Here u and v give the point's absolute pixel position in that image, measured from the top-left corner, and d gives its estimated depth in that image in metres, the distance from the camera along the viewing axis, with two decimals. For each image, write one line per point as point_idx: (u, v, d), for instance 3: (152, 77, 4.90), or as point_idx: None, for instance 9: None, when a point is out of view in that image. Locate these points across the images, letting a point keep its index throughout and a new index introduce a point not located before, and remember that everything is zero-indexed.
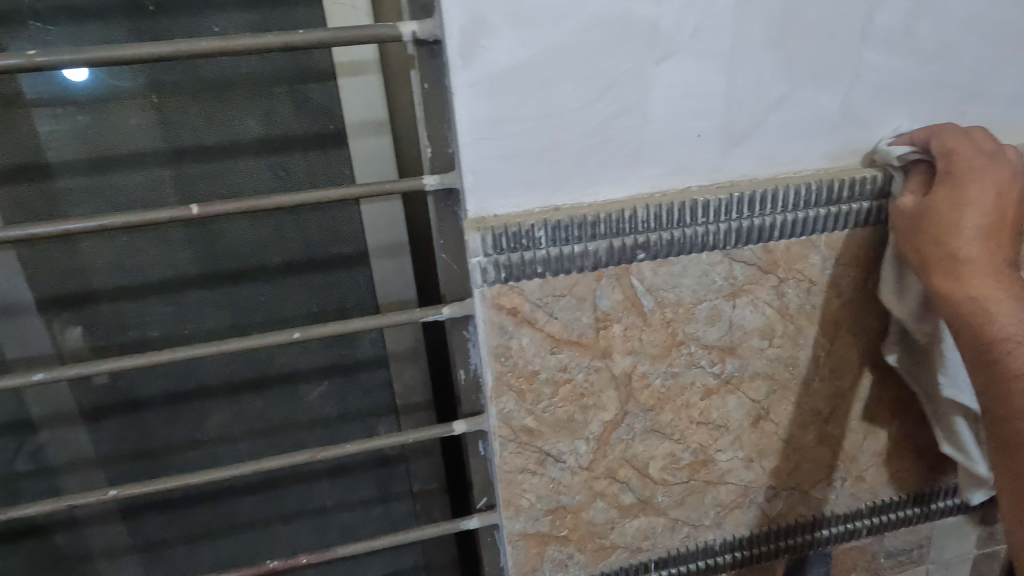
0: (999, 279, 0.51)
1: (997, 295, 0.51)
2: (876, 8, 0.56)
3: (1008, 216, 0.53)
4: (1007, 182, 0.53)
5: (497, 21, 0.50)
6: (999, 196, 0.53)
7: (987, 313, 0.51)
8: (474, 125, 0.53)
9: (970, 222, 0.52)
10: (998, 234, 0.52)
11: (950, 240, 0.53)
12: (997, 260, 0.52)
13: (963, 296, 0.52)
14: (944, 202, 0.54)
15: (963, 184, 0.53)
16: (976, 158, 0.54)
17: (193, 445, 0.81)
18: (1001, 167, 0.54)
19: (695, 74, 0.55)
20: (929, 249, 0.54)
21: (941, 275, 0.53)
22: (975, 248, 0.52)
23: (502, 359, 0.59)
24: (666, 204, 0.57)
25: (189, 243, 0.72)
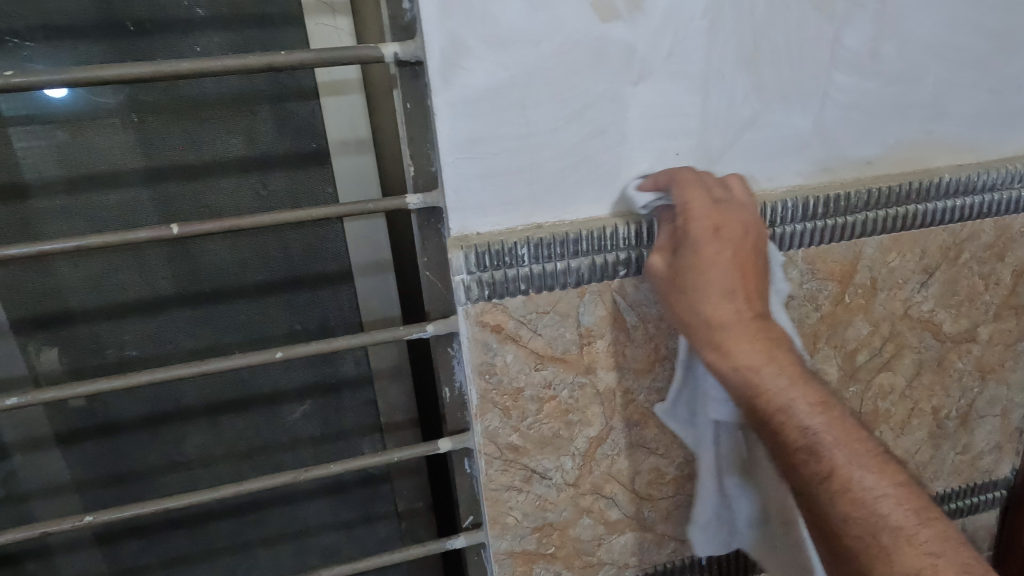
0: (754, 341, 0.50)
1: (757, 360, 0.50)
2: (843, 31, 0.58)
3: (747, 267, 0.52)
4: (738, 237, 0.52)
5: (476, 43, 0.50)
6: (730, 251, 0.51)
7: (753, 383, 0.50)
8: (455, 144, 0.53)
9: (711, 288, 0.51)
10: (739, 292, 0.51)
11: (702, 308, 0.51)
12: (745, 320, 0.51)
13: (728, 368, 0.51)
14: (691, 265, 0.52)
15: (703, 247, 0.51)
16: (707, 213, 0.52)
17: (171, 468, 0.80)
18: (731, 218, 0.52)
19: (670, 95, 0.56)
20: (688, 319, 0.52)
21: (707, 346, 0.52)
22: (724, 311, 0.51)
23: (487, 376, 0.59)
24: (648, 221, 0.58)
25: (168, 263, 0.71)
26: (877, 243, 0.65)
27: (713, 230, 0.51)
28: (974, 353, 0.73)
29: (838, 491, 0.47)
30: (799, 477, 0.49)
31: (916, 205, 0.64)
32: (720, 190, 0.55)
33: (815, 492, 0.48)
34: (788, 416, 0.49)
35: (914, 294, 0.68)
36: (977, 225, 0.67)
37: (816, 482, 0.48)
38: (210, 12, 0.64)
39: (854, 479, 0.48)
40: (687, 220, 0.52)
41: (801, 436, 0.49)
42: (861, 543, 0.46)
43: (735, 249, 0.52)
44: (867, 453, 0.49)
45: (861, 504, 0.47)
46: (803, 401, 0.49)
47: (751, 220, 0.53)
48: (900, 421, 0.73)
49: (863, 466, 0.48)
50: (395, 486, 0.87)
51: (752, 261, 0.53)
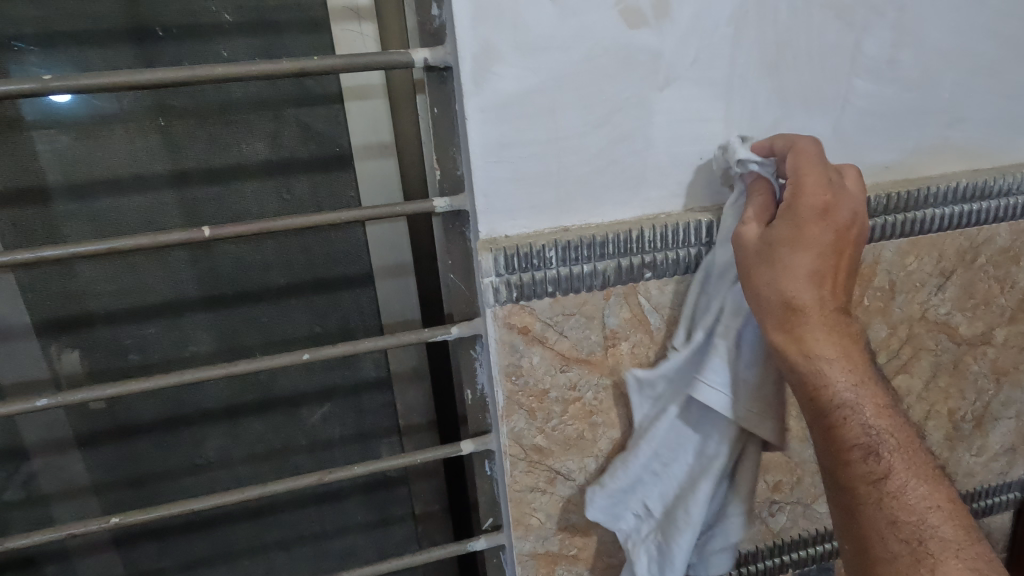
0: (831, 333, 0.52)
1: (833, 352, 0.51)
2: (863, 38, 0.59)
3: (839, 257, 0.52)
4: (845, 226, 0.52)
5: (507, 49, 0.51)
6: (837, 241, 0.52)
7: (826, 375, 0.51)
8: (485, 148, 0.54)
9: (803, 272, 0.51)
10: (829, 282, 0.52)
11: (788, 286, 0.51)
12: (829, 311, 0.52)
13: (798, 352, 0.51)
14: (788, 243, 0.51)
15: (805, 227, 0.51)
16: (826, 195, 0.52)
17: (191, 471, 0.80)
18: (841, 204, 0.52)
19: (695, 101, 0.57)
20: (769, 296, 0.52)
21: (782, 328, 0.52)
22: (810, 296, 0.51)
23: (513, 378, 0.60)
24: (673, 224, 0.59)
25: (192, 266, 0.72)
26: (896, 247, 0.66)
27: (822, 213, 0.51)
28: (989, 356, 0.73)
29: (889, 495, 0.51)
30: (851, 474, 0.52)
31: (933, 209, 0.65)
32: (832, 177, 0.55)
33: (867, 490, 0.52)
34: (854, 415, 0.52)
35: (931, 297, 0.69)
36: (992, 228, 0.68)
37: (866, 481, 0.52)
38: (237, 19, 0.65)
39: (902, 485, 0.52)
40: (793, 199, 0.52)
41: (863, 436, 0.52)
42: (904, 544, 0.50)
43: (835, 236, 0.52)
44: (918, 463, 0.53)
45: (909, 510, 0.51)
46: (873, 403, 0.52)
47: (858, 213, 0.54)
48: (916, 423, 0.74)
49: (913, 477, 0.52)
50: (412, 489, 0.87)
51: (846, 253, 0.53)
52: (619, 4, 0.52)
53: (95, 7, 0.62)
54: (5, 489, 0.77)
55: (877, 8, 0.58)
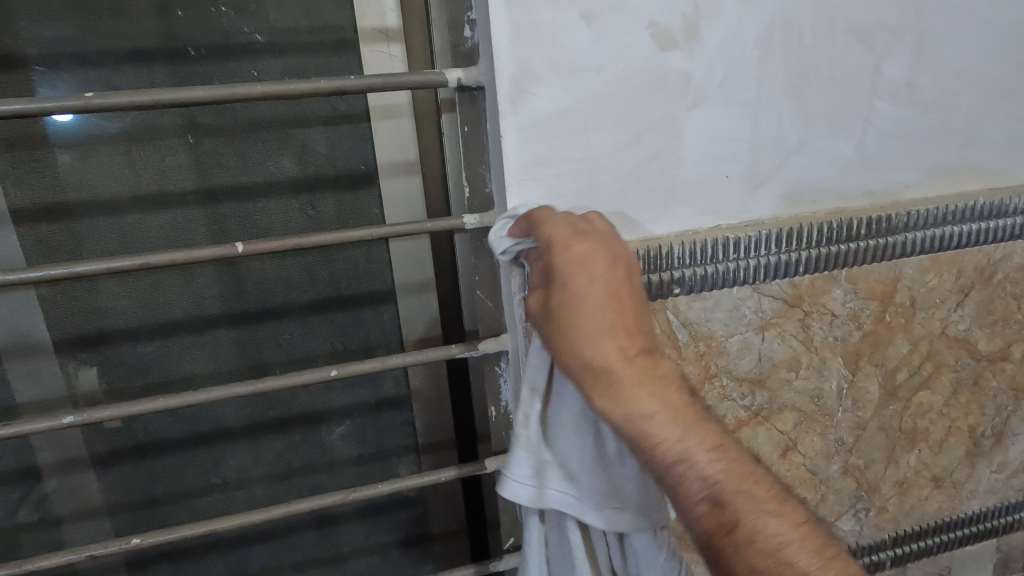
0: (644, 383, 0.48)
1: (650, 405, 0.48)
2: (883, 62, 0.61)
3: (624, 303, 0.49)
4: (608, 268, 0.48)
5: (543, 70, 0.53)
6: (609, 285, 0.49)
7: (643, 431, 0.48)
8: (519, 166, 0.55)
9: (591, 331, 0.48)
10: (620, 329, 0.48)
11: (584, 351, 0.48)
12: (631, 358, 0.48)
13: (620, 415, 0.48)
14: (564, 308, 0.48)
15: (574, 286, 0.48)
16: (575, 245, 0.48)
17: (207, 491, 0.78)
18: (591, 251, 0.48)
19: (723, 121, 0.59)
20: (573, 363, 0.49)
21: (596, 390, 0.48)
22: (607, 355, 0.48)
23: None
24: (701, 241, 0.60)
25: (216, 282, 0.72)
26: (917, 264, 0.66)
27: (581, 265, 0.48)
28: (1007, 372, 0.74)
29: (743, 543, 0.46)
30: (705, 530, 0.48)
31: (952, 227, 0.67)
32: (584, 222, 0.51)
33: (725, 541, 0.47)
34: (687, 467, 0.48)
35: (951, 313, 0.69)
36: (1009, 246, 0.69)
37: (720, 535, 0.47)
38: (270, 39, 0.66)
39: (764, 532, 0.47)
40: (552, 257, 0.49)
41: (702, 487, 0.47)
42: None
43: (603, 279, 0.48)
44: (762, 493, 0.48)
45: (766, 553, 0.46)
46: (699, 445, 0.48)
47: (622, 249, 0.50)
48: (938, 440, 0.74)
49: (761, 513, 0.47)
50: (430, 509, 0.86)
51: (630, 295, 0.49)
52: (652, 26, 0.54)
53: (130, 27, 0.63)
54: (16, 511, 0.75)
55: (895, 32, 0.60)
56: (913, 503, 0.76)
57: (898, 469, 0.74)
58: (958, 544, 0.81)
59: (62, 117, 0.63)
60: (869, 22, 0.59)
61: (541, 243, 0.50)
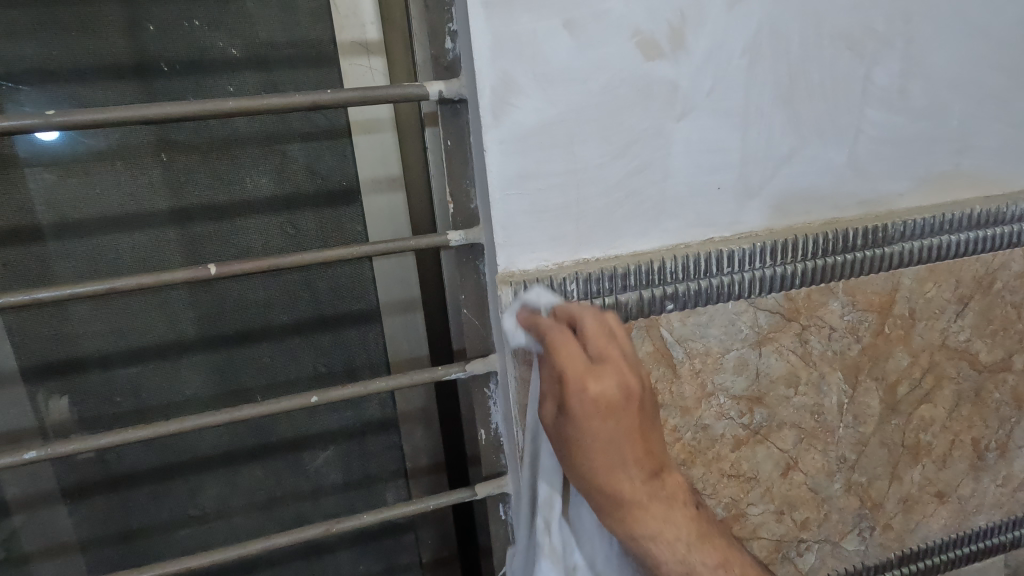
0: (651, 505, 0.51)
1: (661, 529, 0.51)
2: (873, 69, 0.60)
3: (637, 440, 0.49)
4: (625, 408, 0.48)
5: (525, 81, 0.51)
6: (623, 428, 0.49)
7: (652, 548, 0.51)
8: (503, 181, 0.52)
9: (604, 465, 0.49)
10: (634, 462, 0.50)
11: (606, 482, 0.50)
12: (640, 486, 0.50)
13: (624, 534, 0.51)
14: (576, 442, 0.49)
15: (587, 427, 0.48)
16: (587, 386, 0.48)
17: (185, 523, 0.75)
18: (609, 387, 0.48)
19: (713, 131, 0.57)
20: (587, 485, 0.51)
21: (606, 513, 0.51)
22: (623, 484, 0.50)
23: (534, 418, 0.56)
24: (693, 255, 0.58)
25: (192, 305, 0.69)
26: (914, 274, 0.65)
27: (590, 411, 0.48)
28: (1009, 383, 0.72)
29: None
30: None
31: (949, 236, 0.65)
32: (606, 341, 0.50)
33: None
34: None
35: (951, 324, 0.68)
36: (1006, 255, 0.67)
37: None
38: (246, 53, 0.64)
39: None
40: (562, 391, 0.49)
41: None
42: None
43: (618, 420, 0.48)
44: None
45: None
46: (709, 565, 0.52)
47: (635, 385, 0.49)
48: (941, 454, 0.72)
49: None
50: (420, 535, 0.82)
51: (639, 430, 0.50)
52: (636, 36, 0.53)
53: (100, 44, 0.61)
54: None
55: (885, 39, 0.59)
56: (918, 521, 0.74)
57: (901, 486, 0.71)
58: (964, 562, 0.78)
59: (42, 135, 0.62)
60: (858, 29, 0.58)
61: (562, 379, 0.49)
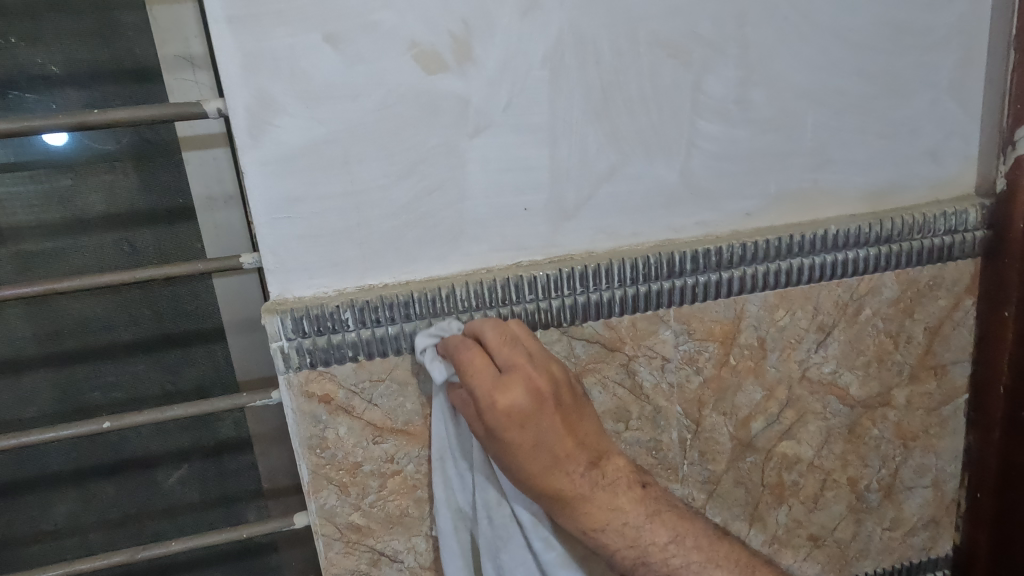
0: (599, 497, 0.50)
1: (608, 510, 0.50)
2: (702, 76, 0.54)
3: (566, 425, 0.49)
4: (544, 408, 0.47)
5: (284, 99, 0.48)
6: (549, 423, 0.48)
7: (606, 539, 0.51)
8: (269, 204, 0.50)
9: (543, 470, 0.48)
10: (568, 454, 0.49)
11: (545, 489, 0.49)
12: (582, 477, 0.49)
13: (581, 533, 0.50)
14: (509, 452, 0.48)
15: (508, 439, 0.47)
16: (496, 400, 0.46)
17: (39, 537, 0.75)
18: (524, 394, 0.47)
19: (514, 148, 0.52)
20: (528, 490, 0.49)
21: (557, 514, 0.50)
22: (568, 481, 0.49)
23: (318, 451, 0.54)
24: (490, 280, 0.54)
25: (29, 321, 0.69)
26: (762, 300, 0.59)
27: (511, 419, 0.47)
28: (891, 419, 0.66)
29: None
30: None
31: (803, 259, 0.59)
32: (510, 346, 0.49)
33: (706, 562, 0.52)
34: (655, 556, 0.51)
35: (810, 355, 0.62)
36: (875, 279, 0.61)
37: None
38: (68, 70, 0.63)
39: None
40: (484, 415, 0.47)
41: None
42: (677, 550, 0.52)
43: (541, 419, 0.48)
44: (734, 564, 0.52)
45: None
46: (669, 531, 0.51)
47: (552, 374, 0.49)
48: (812, 495, 0.66)
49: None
50: (282, 557, 0.80)
51: (569, 414, 0.49)
52: (413, 48, 0.49)
53: None
54: None
55: (714, 45, 0.54)
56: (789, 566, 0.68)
57: (765, 528, 0.66)
58: None
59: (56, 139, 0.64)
60: (679, 34, 0.53)
61: (483, 400, 0.47)
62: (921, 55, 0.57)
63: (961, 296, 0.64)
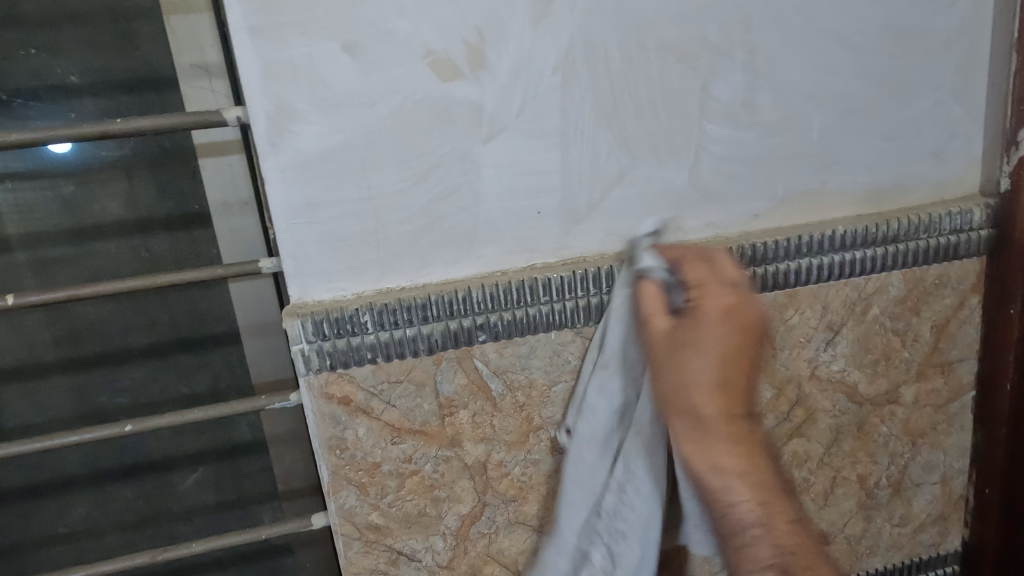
0: (725, 447, 0.45)
1: (733, 466, 0.45)
2: (710, 81, 0.55)
3: (748, 356, 0.46)
4: (744, 328, 0.46)
5: (303, 107, 0.49)
6: (744, 338, 0.46)
7: (709, 486, 0.46)
8: (289, 210, 0.51)
9: (698, 381, 0.45)
10: (732, 386, 0.46)
11: (676, 395, 0.46)
12: (736, 419, 0.46)
13: (706, 467, 0.45)
14: (681, 349, 0.46)
15: (710, 334, 0.45)
16: (727, 299, 0.47)
17: (57, 539, 0.76)
18: (747, 301, 0.47)
19: (528, 153, 0.54)
20: (665, 395, 0.47)
21: (680, 433, 0.46)
22: (714, 406, 0.45)
23: (338, 451, 0.55)
24: (504, 283, 0.55)
25: (47, 326, 0.70)
26: (771, 300, 0.60)
27: (723, 317, 0.46)
28: (899, 416, 0.67)
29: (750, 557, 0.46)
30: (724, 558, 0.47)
31: (811, 259, 0.60)
32: (707, 267, 0.49)
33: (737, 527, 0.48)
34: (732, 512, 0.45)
35: (819, 353, 0.63)
36: (883, 279, 0.62)
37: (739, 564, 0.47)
38: (86, 80, 0.64)
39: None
40: (693, 303, 0.47)
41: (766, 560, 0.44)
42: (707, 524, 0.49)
43: (745, 336, 0.46)
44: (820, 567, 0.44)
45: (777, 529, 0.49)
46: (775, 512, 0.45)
47: (761, 314, 0.48)
48: (822, 491, 0.67)
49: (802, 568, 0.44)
50: (297, 559, 0.81)
51: (754, 358, 0.47)
52: (429, 55, 0.50)
53: None
54: None
55: (722, 50, 0.55)
56: None
57: None
58: None
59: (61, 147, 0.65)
60: (687, 40, 0.54)
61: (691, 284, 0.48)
62: (924, 59, 0.59)
63: (967, 294, 0.64)
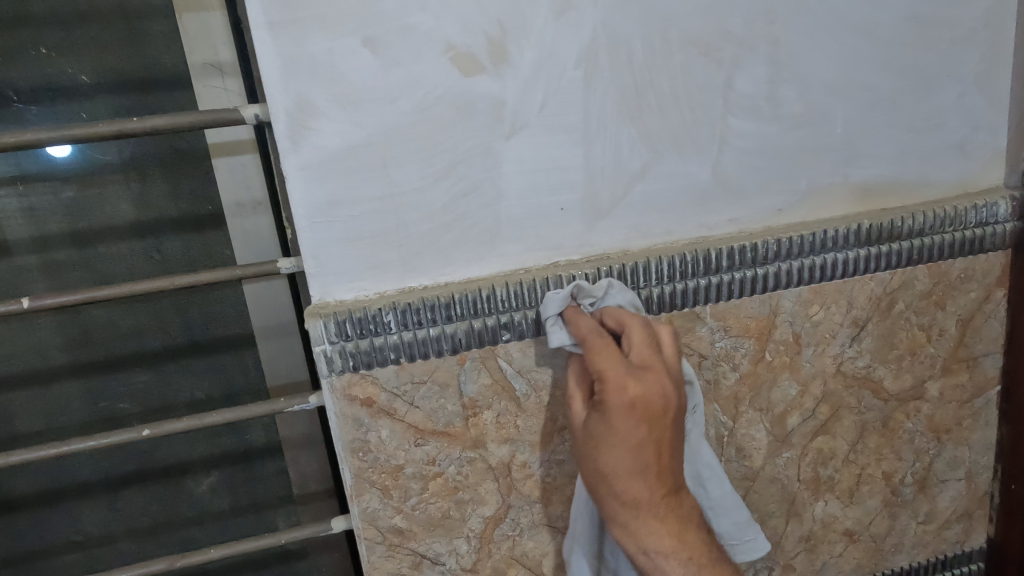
0: (667, 525, 0.47)
1: (666, 543, 0.48)
2: (733, 75, 0.54)
3: (665, 447, 0.47)
4: (661, 419, 0.46)
5: (324, 103, 0.48)
6: (644, 432, 0.46)
7: (660, 563, 0.48)
8: (310, 208, 0.50)
9: (626, 476, 0.46)
10: (657, 475, 0.47)
11: (610, 490, 0.47)
12: (660, 501, 0.47)
13: (634, 547, 0.48)
14: (606, 445, 0.46)
15: (620, 433, 0.45)
16: (629, 388, 0.45)
17: (70, 547, 0.75)
18: (650, 393, 0.46)
19: (551, 148, 0.53)
20: (596, 485, 0.47)
21: (616, 522, 0.48)
22: (635, 495, 0.47)
23: (360, 455, 0.54)
24: (528, 281, 0.54)
25: (59, 330, 0.69)
26: (796, 296, 0.60)
27: (630, 413, 0.45)
28: (924, 412, 0.66)
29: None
30: None
31: (836, 254, 0.59)
32: (646, 349, 0.48)
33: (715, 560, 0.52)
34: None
35: (844, 349, 0.62)
36: (908, 273, 0.61)
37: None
38: (97, 79, 0.63)
39: None
40: (603, 397, 0.46)
41: None
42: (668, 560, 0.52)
43: (650, 427, 0.46)
44: None
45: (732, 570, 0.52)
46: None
47: (674, 396, 0.47)
48: (847, 489, 0.66)
49: None
50: (313, 563, 0.80)
51: (669, 443, 0.47)
52: (450, 50, 0.49)
53: None
54: None
55: (745, 43, 0.54)
56: (824, 561, 0.68)
57: (801, 523, 0.66)
58: None
59: (58, 151, 0.64)
60: (710, 32, 0.53)
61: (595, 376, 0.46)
62: (949, 50, 0.58)
63: (992, 287, 0.64)
